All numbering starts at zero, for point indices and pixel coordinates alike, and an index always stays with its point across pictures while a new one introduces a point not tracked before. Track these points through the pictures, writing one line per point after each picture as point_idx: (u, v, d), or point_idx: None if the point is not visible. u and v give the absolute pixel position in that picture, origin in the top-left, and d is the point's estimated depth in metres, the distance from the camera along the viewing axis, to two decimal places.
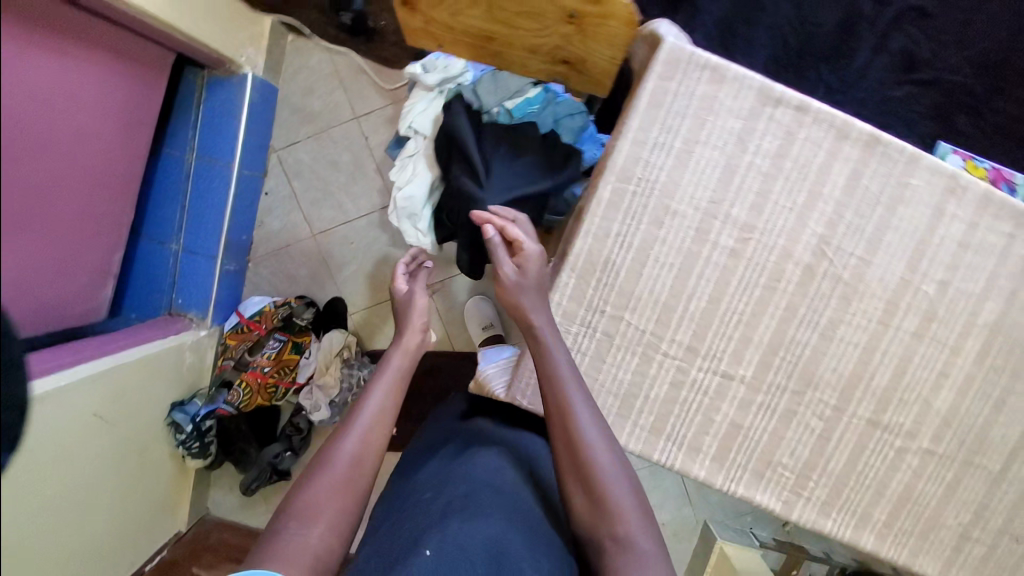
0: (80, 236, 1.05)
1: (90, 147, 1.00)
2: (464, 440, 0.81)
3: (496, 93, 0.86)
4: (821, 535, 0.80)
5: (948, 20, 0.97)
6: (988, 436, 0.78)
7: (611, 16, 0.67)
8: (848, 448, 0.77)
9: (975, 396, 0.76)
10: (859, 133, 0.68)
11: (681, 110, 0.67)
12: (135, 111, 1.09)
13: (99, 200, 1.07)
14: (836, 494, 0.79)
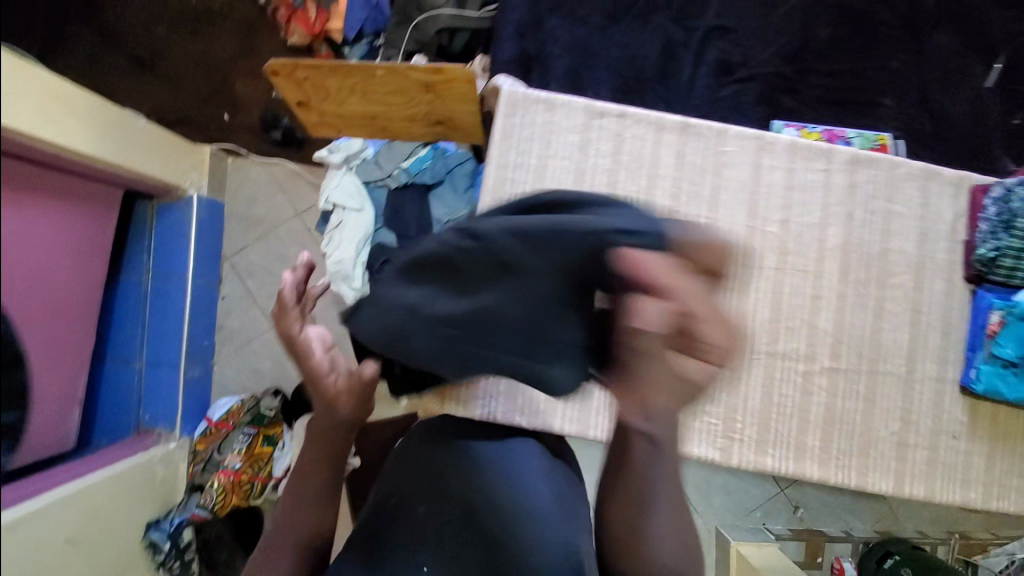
0: (51, 360, 1.11)
1: (49, 278, 1.10)
2: (447, 440, 0.76)
3: (393, 158, 1.05)
4: (766, 474, 0.85)
5: (750, 28, 1.18)
6: (885, 345, 0.85)
7: (456, 79, 0.84)
8: (759, 382, 0.85)
9: (852, 310, 0.85)
10: (671, 123, 0.84)
11: (528, 136, 0.83)
12: (78, 238, 1.21)
13: (59, 325, 1.15)
14: (765, 431, 0.84)
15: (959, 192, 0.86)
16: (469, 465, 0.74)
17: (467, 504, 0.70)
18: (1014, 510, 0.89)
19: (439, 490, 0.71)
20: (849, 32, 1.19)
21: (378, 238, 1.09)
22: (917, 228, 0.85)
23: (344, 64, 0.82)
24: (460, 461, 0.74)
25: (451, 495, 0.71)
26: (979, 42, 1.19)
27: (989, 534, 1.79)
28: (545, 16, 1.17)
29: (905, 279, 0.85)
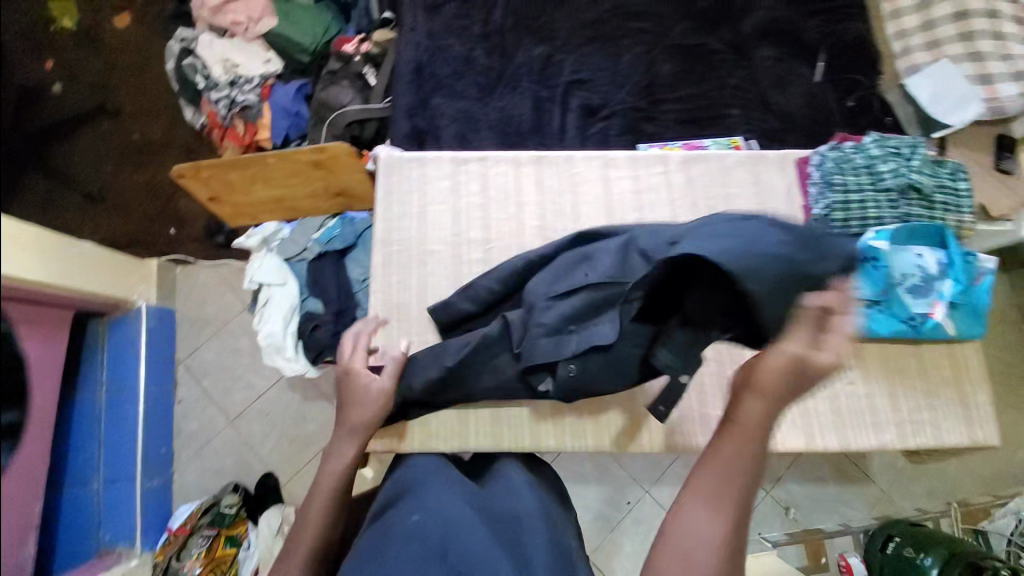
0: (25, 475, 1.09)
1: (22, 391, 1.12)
2: (437, 515, 0.72)
3: (306, 234, 1.17)
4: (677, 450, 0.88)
5: (602, 76, 1.40)
6: None
7: (338, 155, 0.98)
8: None
9: None
10: (526, 158, 0.99)
11: (406, 189, 0.96)
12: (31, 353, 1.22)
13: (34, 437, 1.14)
14: None
15: (787, 165, 0.98)
16: (463, 539, 0.69)
17: (461, 568, 0.66)
18: (934, 444, 0.88)
19: (436, 556, 0.66)
20: (686, 63, 1.41)
21: (305, 306, 1.16)
22: (756, 203, 0.97)
23: (241, 156, 0.97)
24: (453, 536, 0.70)
25: (447, 561, 0.66)
26: (794, 51, 1.41)
27: (989, 498, 1.68)
28: (430, 97, 1.38)
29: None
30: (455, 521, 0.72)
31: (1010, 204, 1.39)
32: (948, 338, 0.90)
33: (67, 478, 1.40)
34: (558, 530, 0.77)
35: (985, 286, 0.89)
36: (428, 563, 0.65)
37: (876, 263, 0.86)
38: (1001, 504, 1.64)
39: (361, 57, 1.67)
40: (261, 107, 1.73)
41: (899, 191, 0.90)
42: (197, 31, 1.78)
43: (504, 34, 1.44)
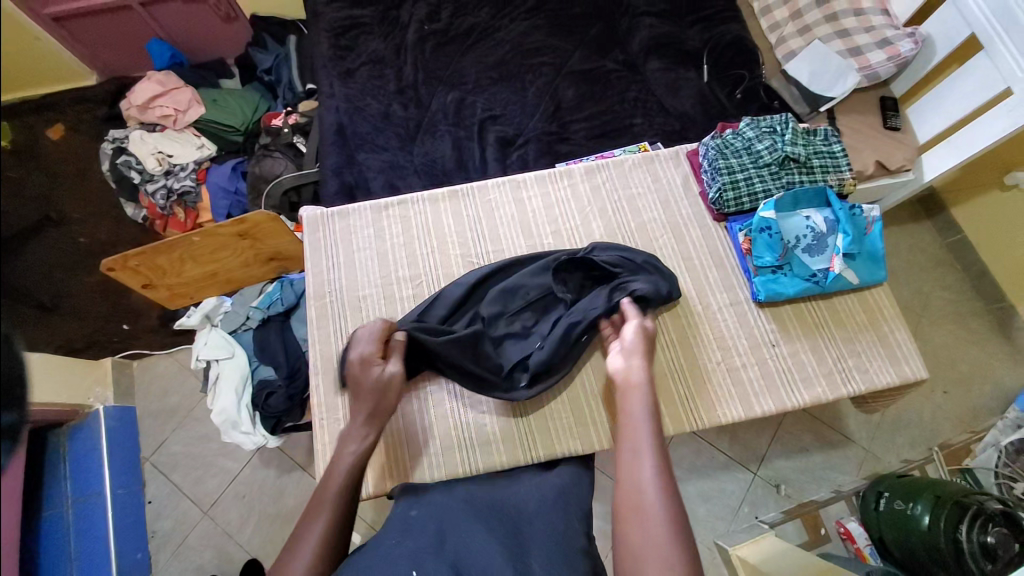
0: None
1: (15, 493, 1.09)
2: (431, 510, 0.74)
3: (246, 303, 1.20)
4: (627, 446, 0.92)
5: (513, 110, 1.50)
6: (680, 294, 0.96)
7: (262, 221, 1.04)
8: (591, 366, 0.95)
9: None
10: (441, 194, 1.05)
11: (332, 243, 1.01)
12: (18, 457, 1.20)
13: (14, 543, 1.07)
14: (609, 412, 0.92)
15: (680, 159, 1.08)
16: (457, 528, 0.70)
17: (456, 557, 0.66)
18: (865, 388, 0.91)
19: (431, 547, 0.66)
20: (587, 86, 1.53)
21: (257, 375, 1.19)
22: (658, 199, 1.04)
23: (164, 239, 1.02)
24: (447, 531, 0.70)
25: (442, 552, 0.66)
26: (680, 60, 1.54)
27: (968, 435, 1.69)
28: (355, 153, 1.45)
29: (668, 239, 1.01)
30: (449, 512, 0.73)
31: (904, 159, 1.50)
32: (854, 286, 0.96)
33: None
34: (564, 513, 0.75)
35: (877, 232, 0.95)
36: (423, 555, 0.64)
37: (769, 230, 0.93)
38: (978, 438, 1.66)
39: (290, 129, 1.74)
40: (200, 190, 1.79)
41: (777, 164, 0.98)
42: (128, 130, 1.84)
43: (417, 86, 1.54)
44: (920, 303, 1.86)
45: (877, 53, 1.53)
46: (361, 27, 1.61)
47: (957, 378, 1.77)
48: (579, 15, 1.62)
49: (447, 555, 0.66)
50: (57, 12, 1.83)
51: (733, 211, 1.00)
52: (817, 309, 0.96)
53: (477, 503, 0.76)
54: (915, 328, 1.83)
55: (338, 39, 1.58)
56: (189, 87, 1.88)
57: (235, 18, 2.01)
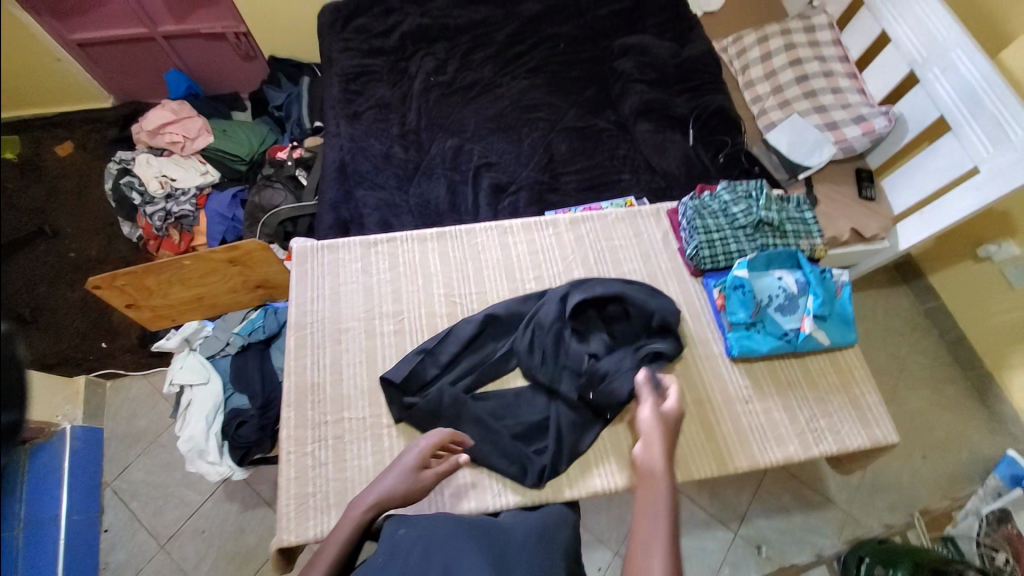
0: None
1: None
2: (422, 531, 0.72)
3: (228, 329, 1.20)
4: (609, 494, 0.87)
5: (507, 159, 1.58)
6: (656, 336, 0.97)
7: (253, 250, 1.06)
8: None
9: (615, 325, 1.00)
10: (431, 235, 1.08)
11: (319, 275, 1.03)
12: None
13: None
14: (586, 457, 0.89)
15: (661, 216, 1.13)
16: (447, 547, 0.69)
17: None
18: (836, 450, 0.92)
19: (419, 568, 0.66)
20: (579, 141, 1.62)
21: (230, 403, 1.17)
22: (638, 252, 1.09)
23: (155, 261, 1.03)
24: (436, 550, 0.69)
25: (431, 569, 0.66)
26: (667, 123, 1.65)
27: (949, 503, 1.67)
28: (353, 189, 1.50)
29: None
30: (441, 535, 0.71)
31: (878, 228, 1.57)
32: (825, 347, 0.98)
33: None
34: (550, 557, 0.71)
35: (846, 296, 0.99)
36: None
37: (744, 288, 0.96)
38: (958, 507, 1.66)
39: (293, 161, 1.81)
40: (198, 214, 1.84)
41: (752, 227, 1.03)
42: (135, 152, 1.89)
43: (418, 131, 1.62)
44: (898, 366, 1.89)
45: (853, 128, 1.61)
46: (370, 74, 1.71)
47: (938, 444, 1.77)
48: (575, 78, 1.74)
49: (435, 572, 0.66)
50: (83, 38, 1.93)
51: (710, 268, 1.04)
52: (789, 367, 0.98)
53: (472, 531, 0.73)
54: (894, 391, 1.85)
55: (348, 84, 1.68)
56: (199, 116, 1.96)
57: (254, 57, 2.12)
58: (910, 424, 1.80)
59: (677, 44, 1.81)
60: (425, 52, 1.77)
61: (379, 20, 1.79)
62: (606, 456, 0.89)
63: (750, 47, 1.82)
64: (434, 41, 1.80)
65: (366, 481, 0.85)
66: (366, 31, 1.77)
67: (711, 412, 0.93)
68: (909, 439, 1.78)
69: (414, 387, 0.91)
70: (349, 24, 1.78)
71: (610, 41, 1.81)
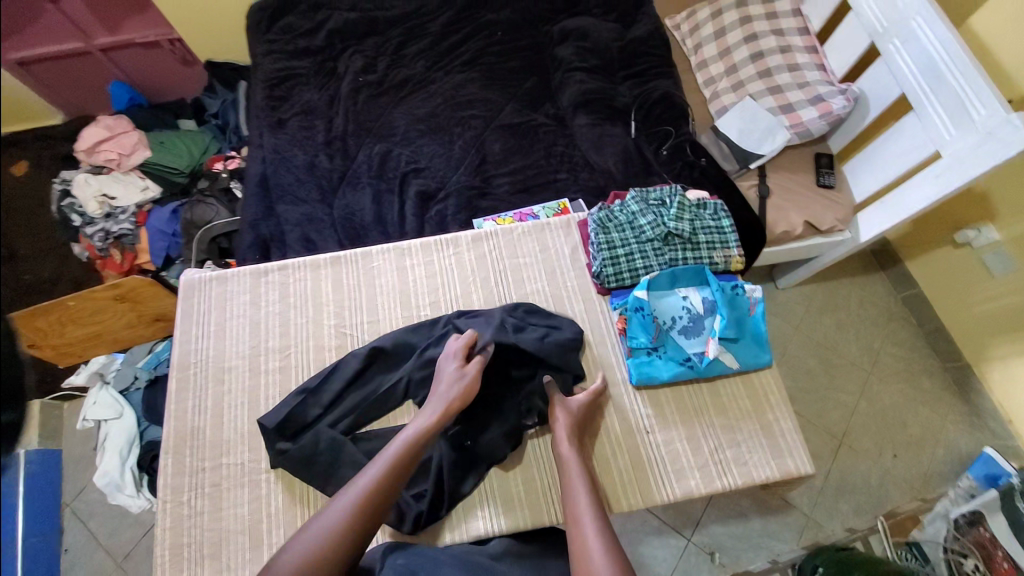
0: None
1: None
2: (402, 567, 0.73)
3: (135, 363, 1.17)
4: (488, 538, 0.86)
5: (437, 162, 1.50)
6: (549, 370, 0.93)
7: (137, 283, 1.05)
8: None
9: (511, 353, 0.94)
10: (324, 260, 1.03)
11: (204, 309, 0.99)
12: None
13: None
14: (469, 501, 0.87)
15: (571, 228, 1.05)
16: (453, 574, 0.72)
17: None
18: (741, 483, 0.86)
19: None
20: (513, 139, 1.53)
21: (146, 436, 1.15)
22: (544, 269, 1.02)
23: (41, 303, 1.03)
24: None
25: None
26: (608, 115, 1.54)
27: (918, 504, 1.61)
28: (275, 204, 1.45)
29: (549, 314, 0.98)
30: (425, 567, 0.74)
31: (835, 219, 1.46)
32: (736, 371, 0.91)
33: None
34: None
35: (759, 314, 0.92)
36: None
37: (643, 310, 0.90)
38: (928, 507, 1.60)
39: (228, 173, 1.78)
40: (139, 232, 1.80)
41: (660, 240, 0.96)
42: (75, 172, 1.86)
43: (345, 137, 1.55)
44: (871, 360, 1.79)
45: (809, 110, 1.50)
46: (297, 78, 1.63)
47: (910, 442, 1.69)
48: (513, 69, 1.64)
49: None
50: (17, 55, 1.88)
51: (615, 285, 0.97)
52: (697, 393, 0.91)
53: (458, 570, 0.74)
54: (865, 386, 1.76)
55: (272, 89, 1.61)
56: (137, 130, 1.92)
57: (192, 62, 2.05)
58: (881, 420, 1.72)
59: (622, 25, 1.70)
60: (354, 49, 1.68)
61: (306, 17, 1.70)
62: (489, 499, 0.88)
63: (704, 22, 1.68)
64: (364, 36, 1.70)
65: (241, 530, 0.84)
66: (293, 30, 1.69)
67: (608, 445, 0.87)
68: (878, 437, 1.70)
69: (295, 431, 0.88)
70: (275, 23, 1.70)
71: (551, 25, 1.70)
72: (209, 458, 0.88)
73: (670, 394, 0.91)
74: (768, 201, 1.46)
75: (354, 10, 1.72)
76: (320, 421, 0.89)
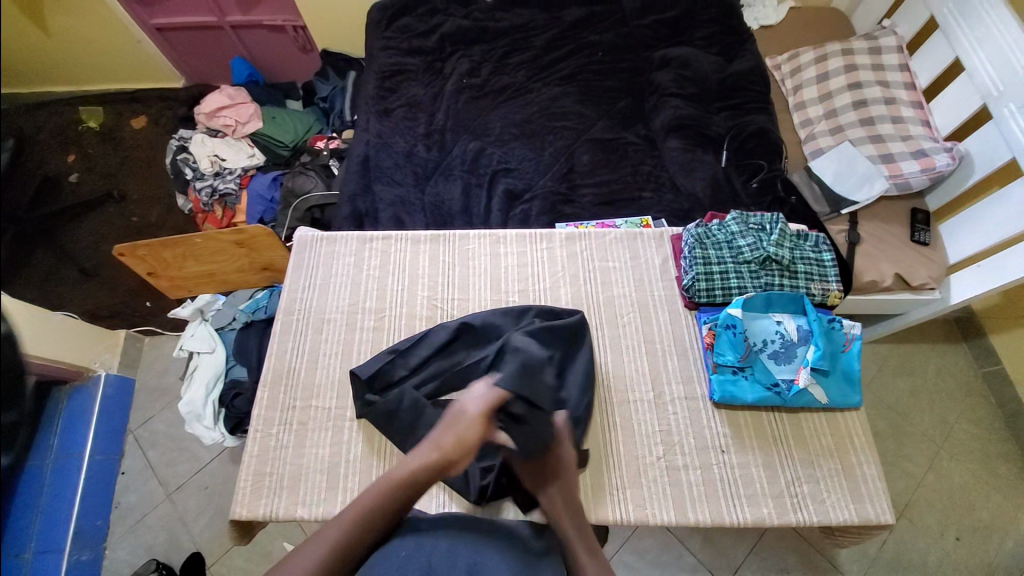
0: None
1: None
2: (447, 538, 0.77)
3: (233, 306, 1.28)
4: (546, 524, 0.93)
5: (527, 165, 1.57)
6: (624, 372, 0.96)
7: (255, 232, 1.17)
8: None
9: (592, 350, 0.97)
10: (424, 237, 1.10)
11: (312, 264, 1.07)
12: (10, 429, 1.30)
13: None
14: None
15: (664, 242, 1.08)
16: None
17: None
18: (816, 521, 0.85)
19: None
20: (603, 153, 1.57)
21: (230, 374, 1.25)
22: (633, 275, 1.05)
23: (170, 237, 1.15)
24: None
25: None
26: (700, 142, 1.56)
27: None
28: (372, 183, 1.55)
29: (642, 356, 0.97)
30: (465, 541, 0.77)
31: (928, 276, 1.40)
32: (823, 405, 0.91)
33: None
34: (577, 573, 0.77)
35: (855, 351, 0.91)
36: None
37: (734, 329, 0.91)
38: None
39: (328, 152, 1.91)
40: (240, 193, 1.96)
41: (757, 263, 0.97)
42: (194, 132, 2.06)
43: (444, 132, 1.64)
44: (944, 433, 1.68)
45: (911, 162, 1.46)
46: (407, 73, 1.76)
47: (979, 528, 1.56)
48: (609, 88, 1.69)
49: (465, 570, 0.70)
50: (161, 23, 2.10)
51: (704, 301, 0.99)
52: (778, 421, 0.91)
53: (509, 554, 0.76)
54: (934, 460, 1.65)
55: (383, 81, 1.73)
56: (254, 102, 2.10)
57: (309, 50, 2.25)
58: (949, 499, 1.60)
59: (723, 58, 1.73)
60: (462, 54, 1.79)
61: (423, 20, 1.84)
62: None
63: (806, 65, 1.69)
64: (472, 43, 1.82)
65: (319, 471, 0.89)
66: (409, 30, 1.82)
67: (682, 457, 0.88)
68: (943, 514, 1.58)
69: (380, 382, 0.93)
70: (394, 22, 1.83)
71: (653, 51, 1.75)
72: (294, 398, 0.95)
73: (750, 422, 0.91)
74: (858, 249, 1.42)
75: (467, 17, 1.84)
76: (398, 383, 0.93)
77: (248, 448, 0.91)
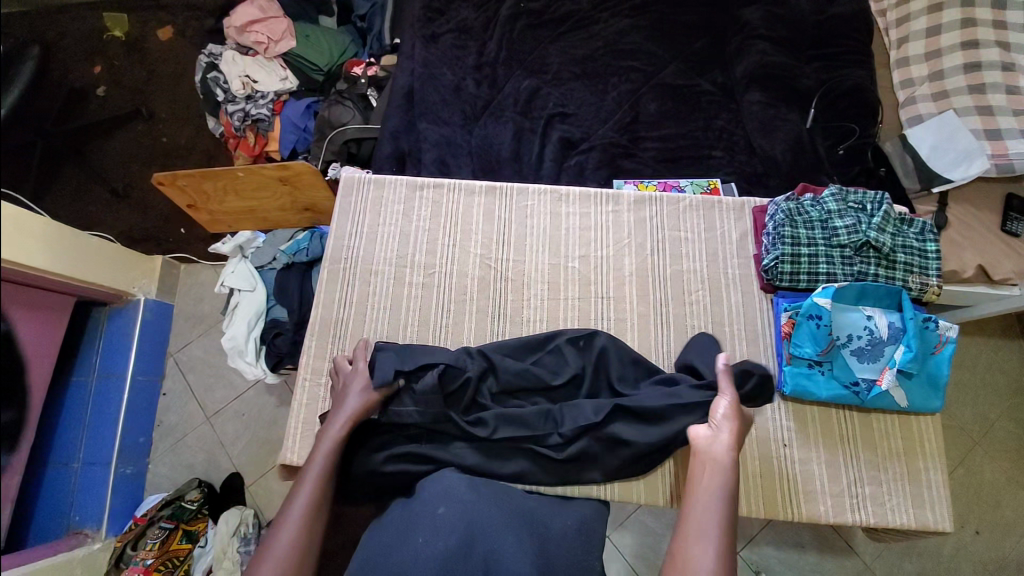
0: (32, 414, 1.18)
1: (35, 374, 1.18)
2: (464, 516, 0.74)
3: (273, 244, 1.27)
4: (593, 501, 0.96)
5: (586, 111, 1.42)
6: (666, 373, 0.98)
7: (300, 170, 1.16)
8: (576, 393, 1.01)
9: (631, 320, 1.06)
10: (481, 188, 1.15)
11: (360, 210, 1.13)
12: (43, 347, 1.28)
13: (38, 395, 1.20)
14: None
15: (744, 213, 1.11)
16: (486, 526, 0.74)
17: (486, 561, 0.70)
18: (872, 521, 0.89)
19: (461, 550, 0.70)
20: (674, 102, 1.41)
21: (270, 313, 1.23)
22: (704, 249, 1.09)
23: (211, 168, 1.14)
24: (477, 532, 0.73)
25: (472, 557, 0.70)
26: (783, 96, 1.38)
27: None
28: (417, 120, 1.43)
29: (670, 338, 1.04)
30: (478, 514, 0.75)
31: (1013, 269, 1.25)
32: (900, 407, 0.93)
33: (51, 454, 1.40)
34: (586, 542, 0.83)
35: (946, 355, 0.91)
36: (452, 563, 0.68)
37: (818, 320, 0.92)
38: None
39: (366, 79, 1.75)
40: (273, 120, 1.83)
41: (852, 248, 0.98)
42: (223, 48, 1.88)
43: (496, 65, 1.48)
44: (983, 428, 1.62)
45: (1021, 141, 1.28)
46: None
47: (999, 522, 1.54)
48: (687, 23, 1.48)
49: (478, 558, 0.70)
50: None
51: (784, 285, 1.02)
52: (848, 420, 0.94)
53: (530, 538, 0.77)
54: (966, 453, 1.60)
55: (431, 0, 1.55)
56: (287, 18, 1.91)
57: None
58: (973, 491, 1.56)
59: None
60: None
61: None
62: None
63: (917, 14, 1.44)
64: None
65: None
66: None
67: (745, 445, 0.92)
68: (965, 506, 1.55)
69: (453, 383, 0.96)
70: None
71: None
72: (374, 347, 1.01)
73: (819, 424, 0.94)
74: (943, 232, 1.28)
75: None
76: (490, 408, 0.97)
77: (295, 411, 1.00)
